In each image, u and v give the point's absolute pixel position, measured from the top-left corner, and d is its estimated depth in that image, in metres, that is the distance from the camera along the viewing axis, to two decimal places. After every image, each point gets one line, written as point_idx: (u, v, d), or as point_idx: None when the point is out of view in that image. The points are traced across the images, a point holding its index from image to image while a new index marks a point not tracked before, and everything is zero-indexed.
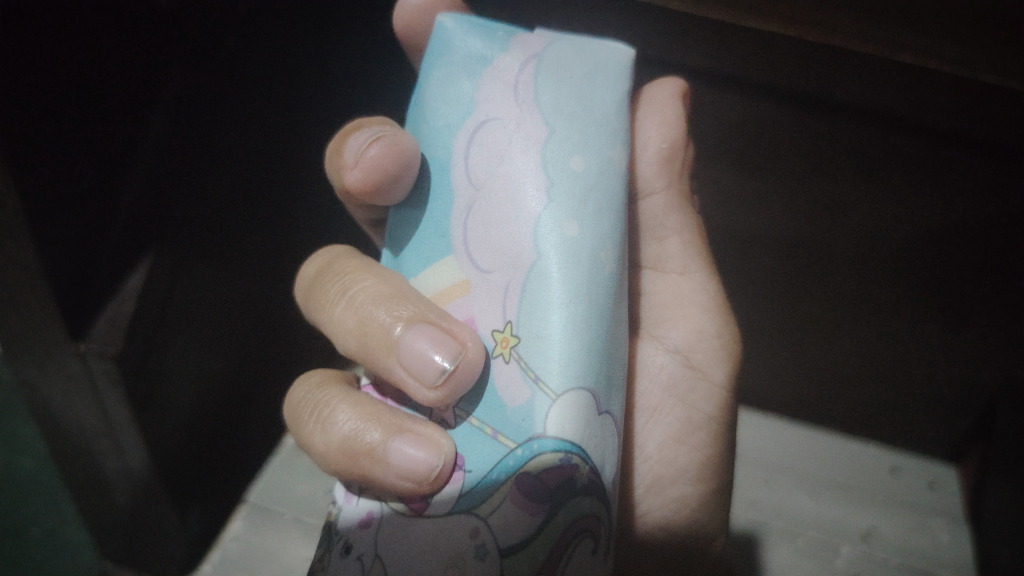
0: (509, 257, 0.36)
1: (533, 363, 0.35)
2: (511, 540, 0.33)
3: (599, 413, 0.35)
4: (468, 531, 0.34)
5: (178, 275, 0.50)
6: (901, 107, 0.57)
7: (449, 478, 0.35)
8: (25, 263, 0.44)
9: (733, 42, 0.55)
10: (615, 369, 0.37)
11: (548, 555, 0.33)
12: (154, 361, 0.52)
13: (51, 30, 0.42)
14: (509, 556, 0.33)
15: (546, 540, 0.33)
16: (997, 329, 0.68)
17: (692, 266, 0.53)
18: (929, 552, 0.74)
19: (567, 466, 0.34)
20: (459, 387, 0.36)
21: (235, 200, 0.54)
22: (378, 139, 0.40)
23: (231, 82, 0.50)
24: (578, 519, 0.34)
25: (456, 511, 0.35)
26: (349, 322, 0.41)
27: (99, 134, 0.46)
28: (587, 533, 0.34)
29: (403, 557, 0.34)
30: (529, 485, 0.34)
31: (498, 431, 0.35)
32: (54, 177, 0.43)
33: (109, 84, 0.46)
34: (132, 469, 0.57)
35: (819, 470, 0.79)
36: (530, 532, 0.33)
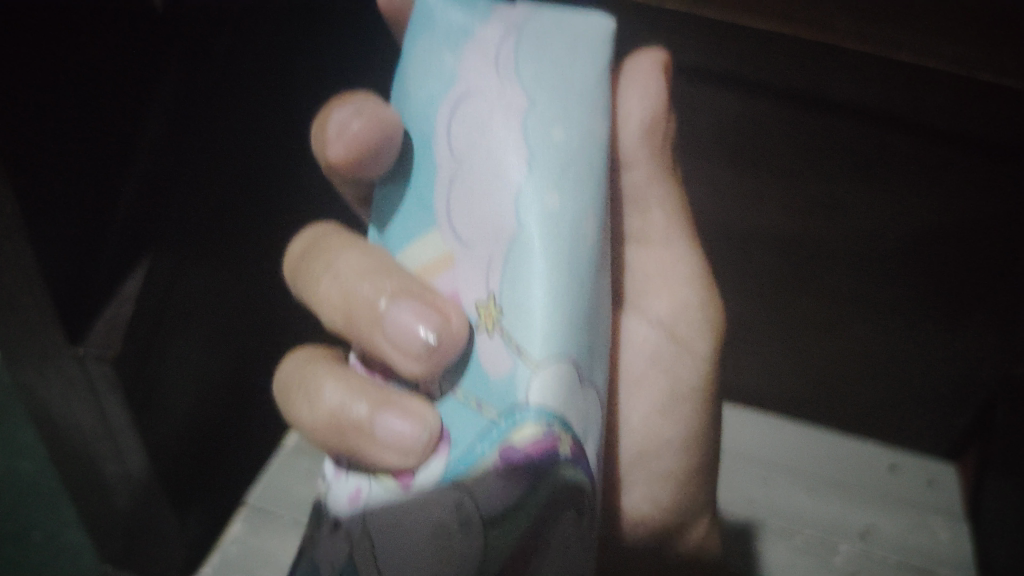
0: (491, 230, 0.35)
1: (515, 336, 0.34)
2: (495, 507, 0.33)
3: (582, 384, 0.34)
4: (452, 503, 0.34)
5: (175, 277, 0.50)
6: (898, 106, 0.57)
7: (436, 450, 0.36)
8: (24, 265, 0.44)
9: (727, 36, 0.56)
10: (597, 342, 0.36)
11: (531, 523, 0.34)
12: (153, 364, 0.52)
13: (54, 31, 0.41)
14: (491, 524, 0.33)
15: (527, 512, 0.33)
16: (994, 327, 0.68)
17: (675, 238, 0.54)
18: (928, 549, 0.74)
19: (548, 439, 0.33)
20: (443, 359, 0.37)
21: (230, 198, 0.54)
22: (361, 113, 0.41)
23: (225, 78, 0.49)
24: (563, 490, 0.33)
25: (442, 484, 0.35)
26: (339, 300, 0.44)
27: (94, 134, 0.45)
28: (571, 504, 0.34)
29: (392, 533, 0.36)
30: (514, 457, 0.33)
31: (483, 403, 0.35)
32: (53, 177, 0.43)
33: (107, 83, 0.45)
34: (132, 473, 0.57)
35: (811, 466, 0.79)
36: (513, 500, 0.33)
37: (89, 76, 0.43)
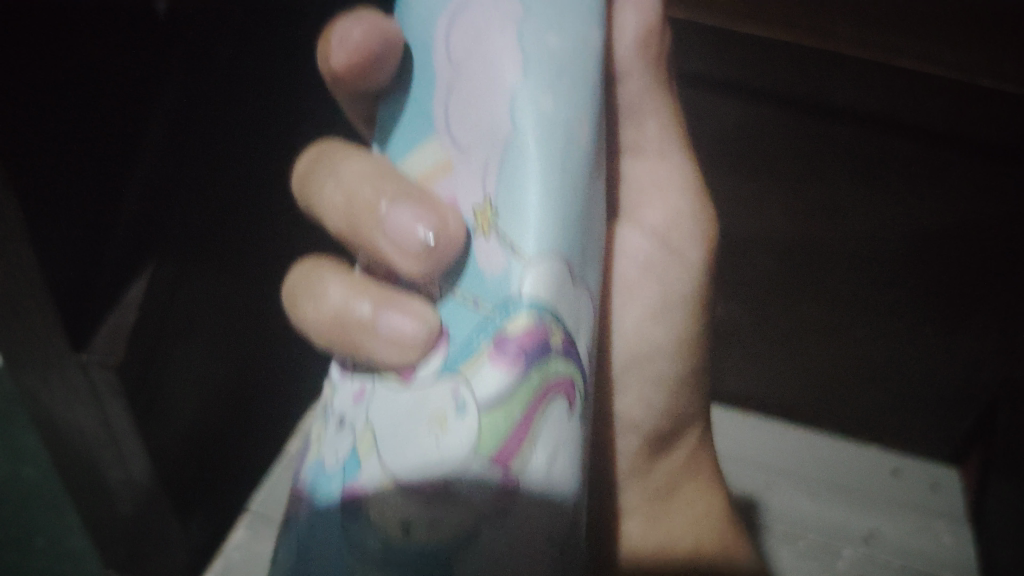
0: (486, 131, 0.34)
1: (509, 231, 0.33)
2: (488, 398, 0.32)
3: (574, 279, 0.34)
4: (448, 392, 0.33)
5: (177, 281, 0.51)
6: (900, 111, 0.59)
7: (433, 347, 0.34)
8: (26, 270, 0.43)
9: (729, 44, 0.58)
10: (590, 244, 0.35)
11: (523, 415, 0.32)
12: (155, 371, 0.52)
13: (49, 29, 0.38)
14: (484, 415, 0.32)
15: (519, 405, 0.32)
16: (995, 329, 0.68)
17: (669, 148, 0.55)
18: (930, 552, 0.74)
19: (540, 328, 0.32)
20: (441, 259, 0.35)
21: (231, 206, 0.54)
22: (366, 25, 0.40)
23: (225, 83, 0.49)
24: (553, 381, 0.33)
25: (438, 379, 0.33)
26: (342, 201, 0.42)
27: (95, 138, 0.43)
28: (561, 398, 0.33)
29: (390, 424, 0.34)
30: (508, 345, 0.32)
31: (478, 299, 0.34)
32: (53, 176, 0.41)
33: (110, 82, 0.42)
34: (135, 478, 0.57)
35: (809, 469, 0.79)
36: (506, 391, 0.32)
37: (85, 82, 0.41)
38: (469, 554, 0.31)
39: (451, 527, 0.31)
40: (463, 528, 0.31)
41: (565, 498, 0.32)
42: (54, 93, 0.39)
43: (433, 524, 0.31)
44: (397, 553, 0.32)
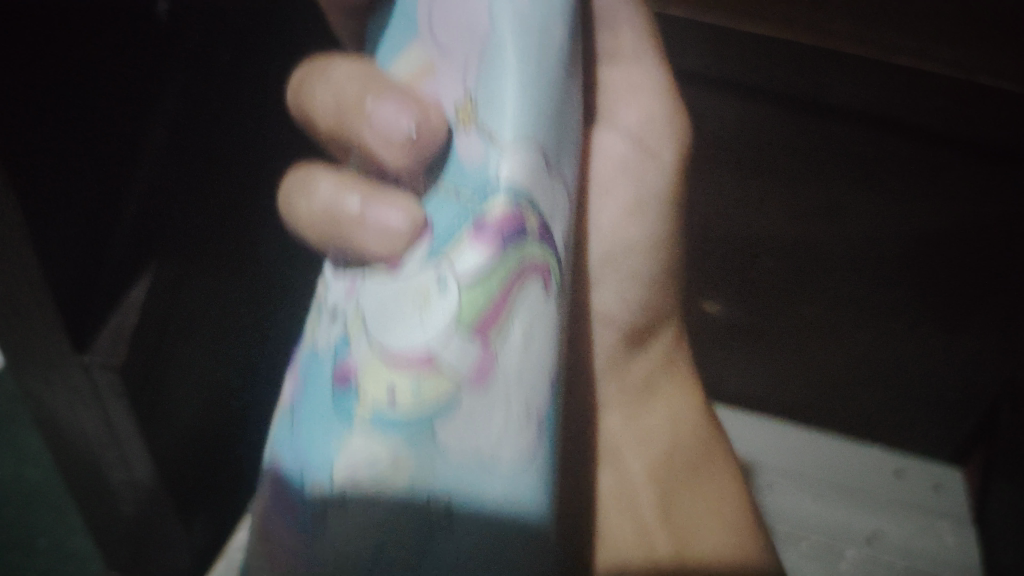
0: (468, 34, 0.34)
1: (487, 120, 0.32)
2: (470, 272, 0.30)
3: (550, 165, 0.33)
4: (430, 275, 0.31)
5: (178, 280, 0.51)
6: (895, 110, 0.58)
7: (416, 235, 0.32)
8: (27, 273, 0.43)
9: (727, 43, 0.58)
10: (564, 139, 0.35)
11: (503, 289, 0.31)
12: (156, 372, 0.53)
13: (47, 28, 0.38)
14: (467, 290, 0.30)
15: (500, 280, 0.31)
16: (995, 328, 0.68)
17: (644, 56, 0.53)
18: (936, 553, 0.73)
19: (516, 213, 0.31)
20: (424, 149, 0.33)
21: (229, 207, 0.55)
22: None
23: (223, 91, 0.51)
24: (531, 263, 0.32)
25: (420, 261, 0.32)
26: (331, 98, 0.41)
27: (97, 141, 0.43)
28: (538, 280, 0.32)
29: (375, 309, 0.31)
30: (490, 222, 0.31)
31: (458, 186, 0.32)
32: (53, 177, 0.41)
33: (108, 83, 0.43)
34: (137, 480, 0.57)
35: (811, 469, 0.79)
36: (488, 266, 0.31)
37: (87, 87, 0.41)
38: (452, 425, 0.30)
39: (435, 401, 0.30)
40: (447, 399, 0.30)
41: (543, 371, 0.32)
42: (58, 92, 0.40)
43: (420, 397, 0.30)
44: (379, 429, 0.30)
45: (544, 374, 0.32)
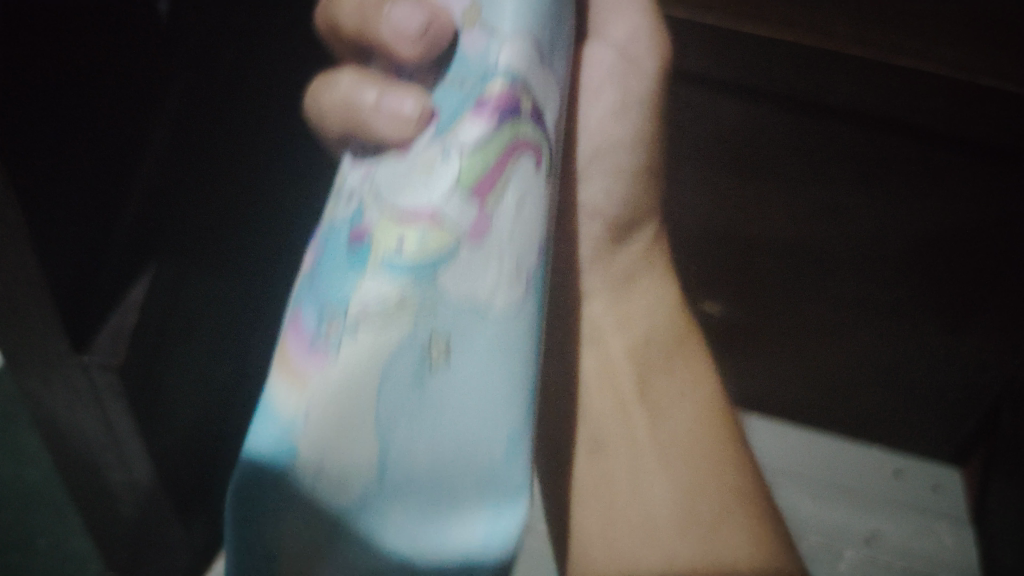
0: None
1: (488, 15, 0.32)
2: (474, 136, 0.29)
3: (546, 57, 0.32)
4: (436, 148, 0.30)
5: (177, 283, 0.52)
6: (897, 111, 0.59)
7: (425, 120, 0.31)
8: (26, 279, 0.41)
9: (726, 44, 0.58)
10: (556, 43, 0.34)
11: (502, 157, 0.29)
12: (156, 372, 0.53)
13: (50, 27, 0.38)
14: (470, 154, 0.29)
15: (500, 146, 0.29)
16: (997, 330, 0.69)
17: None
18: (934, 554, 0.73)
19: (515, 89, 0.30)
20: (432, 46, 0.33)
21: (228, 207, 0.55)
22: None
23: (225, 94, 0.51)
24: (528, 138, 0.30)
25: (428, 140, 0.30)
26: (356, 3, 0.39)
27: (102, 138, 0.44)
28: (533, 157, 0.30)
29: (386, 185, 0.30)
30: (493, 95, 0.30)
31: (457, 77, 0.32)
32: (53, 180, 0.40)
33: (108, 85, 0.43)
34: (136, 480, 0.57)
35: (805, 469, 0.79)
36: (489, 132, 0.29)
37: (94, 85, 0.42)
38: (454, 277, 0.28)
39: (441, 264, 0.28)
40: (450, 252, 0.28)
41: (538, 237, 0.31)
42: (71, 88, 0.40)
43: (422, 253, 0.27)
44: (382, 276, 0.27)
45: (538, 241, 0.31)
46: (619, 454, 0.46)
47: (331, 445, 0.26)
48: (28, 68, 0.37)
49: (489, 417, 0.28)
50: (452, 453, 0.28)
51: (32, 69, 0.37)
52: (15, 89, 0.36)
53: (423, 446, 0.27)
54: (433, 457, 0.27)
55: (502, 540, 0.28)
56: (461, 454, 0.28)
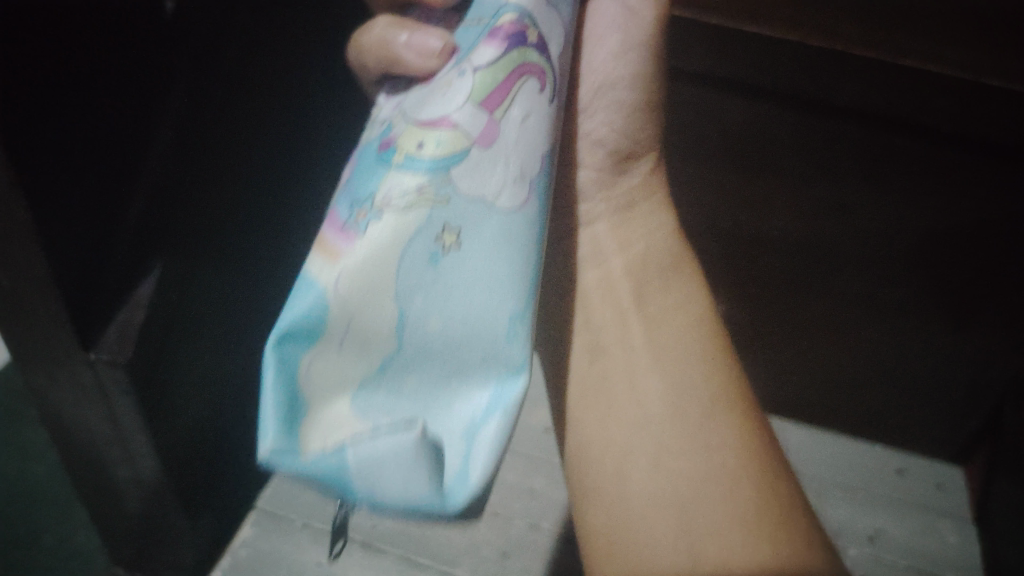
0: None
1: None
2: (483, 61, 0.32)
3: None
4: (454, 71, 0.33)
5: (184, 280, 0.53)
6: (898, 109, 0.59)
7: (447, 52, 0.35)
8: (36, 274, 0.44)
9: (730, 44, 0.58)
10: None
11: (507, 78, 0.32)
12: (163, 369, 0.53)
13: (46, 28, 0.39)
14: (480, 74, 0.32)
15: (506, 68, 0.32)
16: (999, 327, 0.69)
17: None
18: (937, 552, 0.70)
19: (522, 24, 0.33)
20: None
21: (234, 204, 0.56)
22: None
23: (229, 91, 0.51)
24: (532, 66, 0.33)
25: (448, 67, 0.34)
26: None
27: (106, 137, 0.44)
28: (535, 82, 0.33)
29: (412, 102, 0.34)
30: (501, 26, 0.33)
31: (478, 15, 0.35)
32: (55, 177, 0.42)
33: (107, 82, 0.44)
34: (142, 476, 0.57)
35: (814, 470, 0.75)
36: (494, 57, 0.32)
37: (95, 85, 0.43)
38: (465, 168, 0.31)
39: (452, 161, 0.31)
40: (462, 153, 0.31)
41: (544, 142, 0.33)
42: (71, 89, 0.41)
43: (439, 152, 0.31)
44: (405, 167, 0.31)
45: (546, 147, 0.33)
46: (617, 356, 0.44)
47: (357, 312, 0.30)
48: (26, 68, 0.38)
49: (494, 293, 0.31)
50: (461, 323, 0.31)
51: (27, 70, 0.38)
52: (15, 88, 0.38)
53: (436, 315, 0.30)
54: (444, 325, 0.30)
55: (503, 407, 0.30)
56: (468, 323, 0.30)
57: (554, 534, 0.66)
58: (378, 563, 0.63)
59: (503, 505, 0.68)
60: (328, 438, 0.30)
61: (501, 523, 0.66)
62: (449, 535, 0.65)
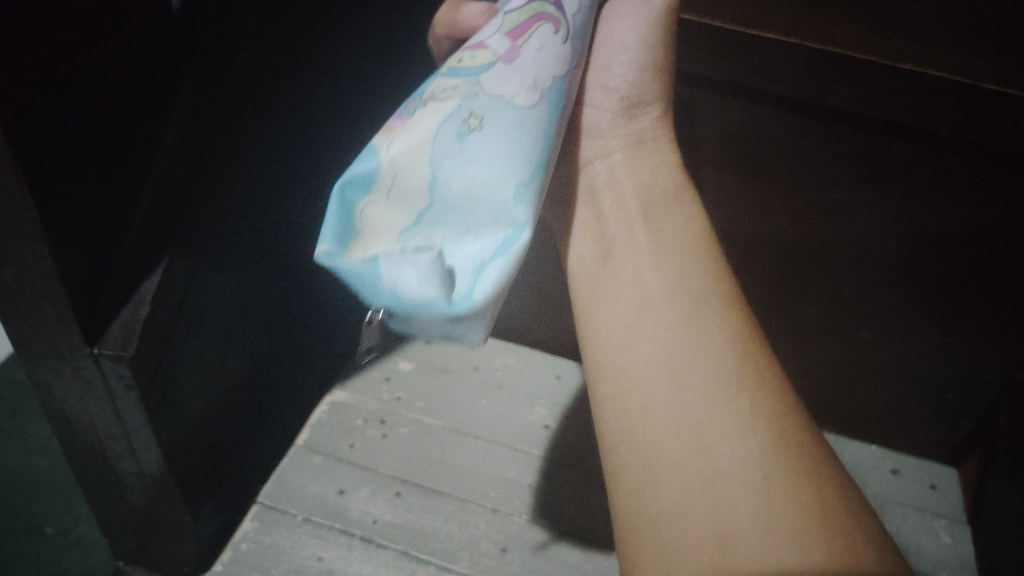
0: None
1: None
2: (513, 7, 0.54)
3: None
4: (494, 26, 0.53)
5: (191, 276, 0.54)
6: (899, 113, 0.59)
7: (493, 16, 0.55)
8: (42, 272, 0.45)
9: (732, 46, 0.58)
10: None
11: (523, 21, 0.53)
12: (166, 365, 0.54)
13: (49, 28, 0.40)
14: (507, 16, 0.53)
15: (524, 11, 0.53)
16: (996, 330, 0.69)
17: None
18: (926, 551, 0.69)
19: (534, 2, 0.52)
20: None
21: (235, 201, 0.57)
22: None
23: (242, 92, 0.54)
24: (542, 11, 0.53)
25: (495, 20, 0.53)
26: None
27: (117, 134, 0.48)
28: (546, 24, 0.53)
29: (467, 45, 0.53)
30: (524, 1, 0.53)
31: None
32: (59, 176, 0.43)
33: (110, 84, 0.47)
34: (145, 470, 0.58)
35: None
36: (518, 6, 0.54)
37: (107, 84, 0.46)
38: (488, 79, 0.50)
39: (486, 71, 0.51)
40: (490, 65, 0.51)
41: (553, 66, 0.52)
42: (81, 85, 0.44)
43: (476, 61, 0.51)
44: (452, 76, 0.51)
45: (557, 71, 0.52)
46: (624, 257, 0.50)
47: (407, 164, 0.47)
48: (26, 66, 0.39)
49: (498, 170, 0.47)
50: (476, 186, 0.47)
51: (28, 71, 0.39)
52: (15, 88, 0.38)
53: (459, 180, 0.47)
54: (464, 187, 0.47)
55: (505, 252, 0.46)
56: (484, 182, 0.47)
57: (553, 531, 0.66)
58: (379, 557, 0.64)
59: (503, 501, 0.68)
60: (367, 250, 0.46)
61: (501, 519, 0.67)
62: (449, 530, 0.66)
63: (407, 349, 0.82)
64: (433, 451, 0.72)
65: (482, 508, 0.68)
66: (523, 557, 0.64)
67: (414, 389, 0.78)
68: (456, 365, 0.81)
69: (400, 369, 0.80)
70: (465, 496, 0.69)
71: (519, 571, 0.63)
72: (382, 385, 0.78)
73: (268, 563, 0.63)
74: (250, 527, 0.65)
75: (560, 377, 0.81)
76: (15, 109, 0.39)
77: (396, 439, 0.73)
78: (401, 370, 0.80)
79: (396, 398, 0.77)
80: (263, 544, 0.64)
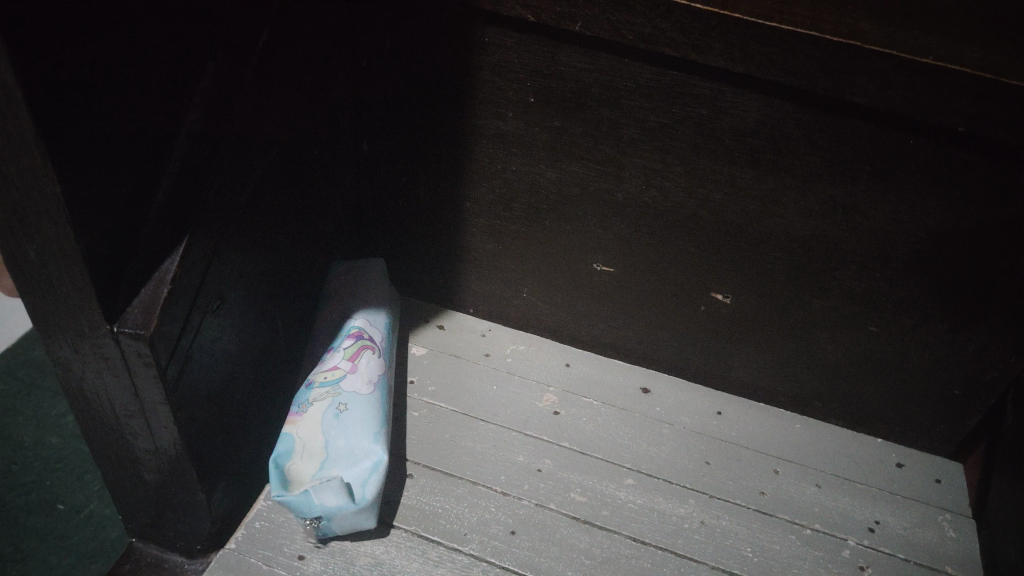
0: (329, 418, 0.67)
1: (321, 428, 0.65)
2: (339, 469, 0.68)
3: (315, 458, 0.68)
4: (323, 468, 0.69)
5: (210, 256, 0.55)
6: (913, 112, 0.57)
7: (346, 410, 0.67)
8: (65, 249, 0.46)
9: (752, 37, 0.57)
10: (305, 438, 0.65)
11: None
12: (183, 345, 0.55)
13: (77, 21, 0.42)
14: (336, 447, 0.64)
15: None
16: (1006, 329, 0.67)
17: None
18: (935, 548, 0.69)
19: None
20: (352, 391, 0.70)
21: (248, 185, 0.59)
22: None
23: (258, 81, 0.59)
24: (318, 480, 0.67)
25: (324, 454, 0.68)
26: None
27: (147, 115, 0.50)
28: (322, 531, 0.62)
29: (359, 411, 0.67)
30: None
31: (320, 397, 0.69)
32: (85, 158, 0.45)
33: (138, 72, 0.48)
34: (160, 448, 0.59)
35: (805, 458, 0.76)
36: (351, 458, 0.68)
37: (143, 65, 0.48)
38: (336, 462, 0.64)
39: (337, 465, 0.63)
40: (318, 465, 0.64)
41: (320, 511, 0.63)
42: (118, 69, 0.46)
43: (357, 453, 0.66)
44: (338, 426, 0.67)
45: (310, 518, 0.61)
46: None
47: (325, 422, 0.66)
48: (46, 59, 0.40)
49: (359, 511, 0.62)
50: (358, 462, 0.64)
51: (53, 60, 0.41)
52: (38, 74, 0.40)
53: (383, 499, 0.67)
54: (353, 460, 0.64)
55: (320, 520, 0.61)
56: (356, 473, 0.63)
57: (560, 515, 0.67)
58: (391, 538, 0.64)
59: (512, 485, 0.70)
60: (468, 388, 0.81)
61: (510, 502, 0.68)
62: (460, 512, 0.67)
63: (420, 336, 0.85)
64: (445, 434, 0.74)
65: (491, 491, 0.69)
66: (534, 541, 0.65)
67: (427, 373, 0.80)
68: (468, 353, 0.84)
69: (413, 355, 0.82)
70: (475, 479, 0.70)
71: (529, 554, 0.64)
72: (397, 369, 0.80)
73: (282, 540, 0.64)
74: (264, 506, 0.66)
75: (569, 365, 0.84)
76: (43, 89, 0.40)
77: (409, 422, 0.75)
78: (415, 355, 0.82)
79: (409, 381, 0.79)
80: (277, 522, 0.65)
